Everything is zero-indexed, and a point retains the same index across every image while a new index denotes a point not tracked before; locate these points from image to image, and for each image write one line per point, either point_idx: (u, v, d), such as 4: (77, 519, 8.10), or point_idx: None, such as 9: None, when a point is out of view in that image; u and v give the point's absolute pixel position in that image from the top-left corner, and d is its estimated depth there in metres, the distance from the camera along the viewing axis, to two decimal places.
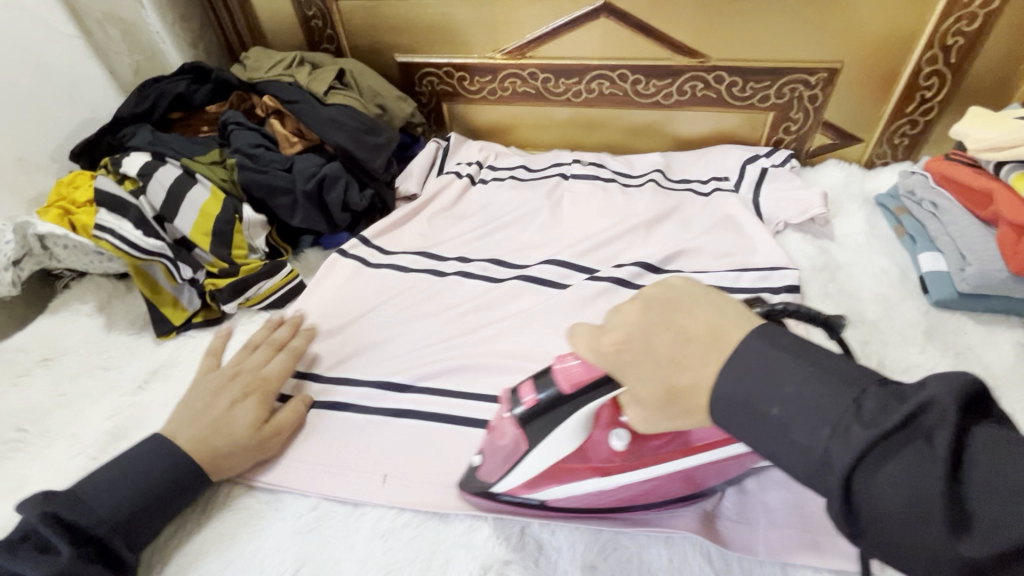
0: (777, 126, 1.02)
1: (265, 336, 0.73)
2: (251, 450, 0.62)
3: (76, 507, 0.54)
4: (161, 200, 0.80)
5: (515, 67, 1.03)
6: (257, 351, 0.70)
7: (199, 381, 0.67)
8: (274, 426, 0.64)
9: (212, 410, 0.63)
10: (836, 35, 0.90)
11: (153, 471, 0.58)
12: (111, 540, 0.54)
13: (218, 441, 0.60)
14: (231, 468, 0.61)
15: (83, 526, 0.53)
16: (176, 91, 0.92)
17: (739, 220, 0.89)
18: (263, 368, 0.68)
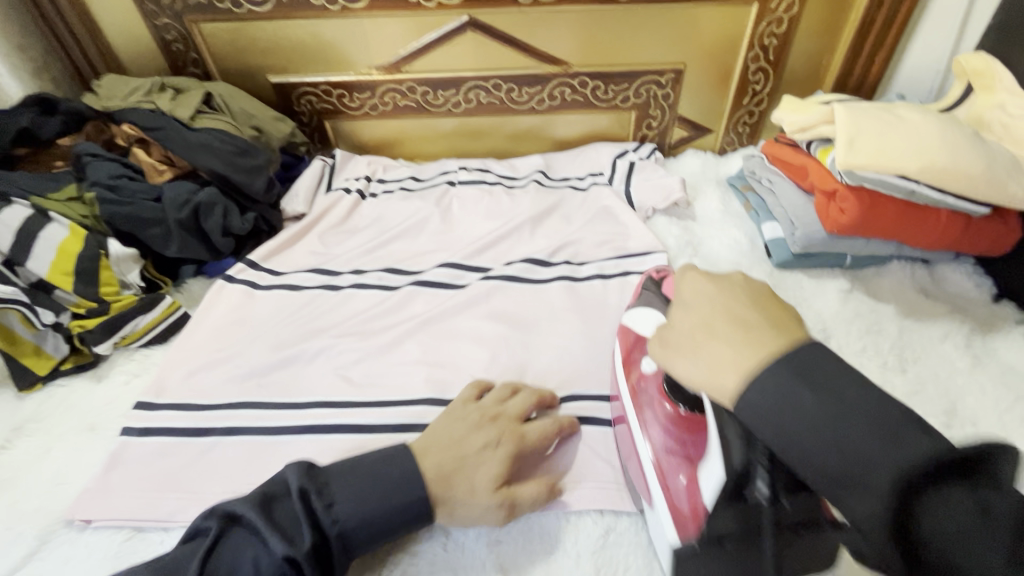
0: (641, 123, 1.13)
1: (527, 389, 0.67)
2: (461, 484, 0.56)
3: (315, 494, 0.53)
4: (8, 243, 0.73)
5: (393, 82, 1.06)
6: (511, 396, 0.66)
7: (452, 410, 0.63)
8: (511, 493, 0.57)
9: (461, 448, 0.58)
10: (676, 40, 1.01)
11: (418, 489, 0.55)
12: (342, 542, 0.52)
13: (417, 470, 0.56)
14: (452, 512, 0.56)
15: (328, 519, 0.51)
16: (20, 124, 0.85)
17: (614, 210, 0.98)
18: (517, 418, 0.63)
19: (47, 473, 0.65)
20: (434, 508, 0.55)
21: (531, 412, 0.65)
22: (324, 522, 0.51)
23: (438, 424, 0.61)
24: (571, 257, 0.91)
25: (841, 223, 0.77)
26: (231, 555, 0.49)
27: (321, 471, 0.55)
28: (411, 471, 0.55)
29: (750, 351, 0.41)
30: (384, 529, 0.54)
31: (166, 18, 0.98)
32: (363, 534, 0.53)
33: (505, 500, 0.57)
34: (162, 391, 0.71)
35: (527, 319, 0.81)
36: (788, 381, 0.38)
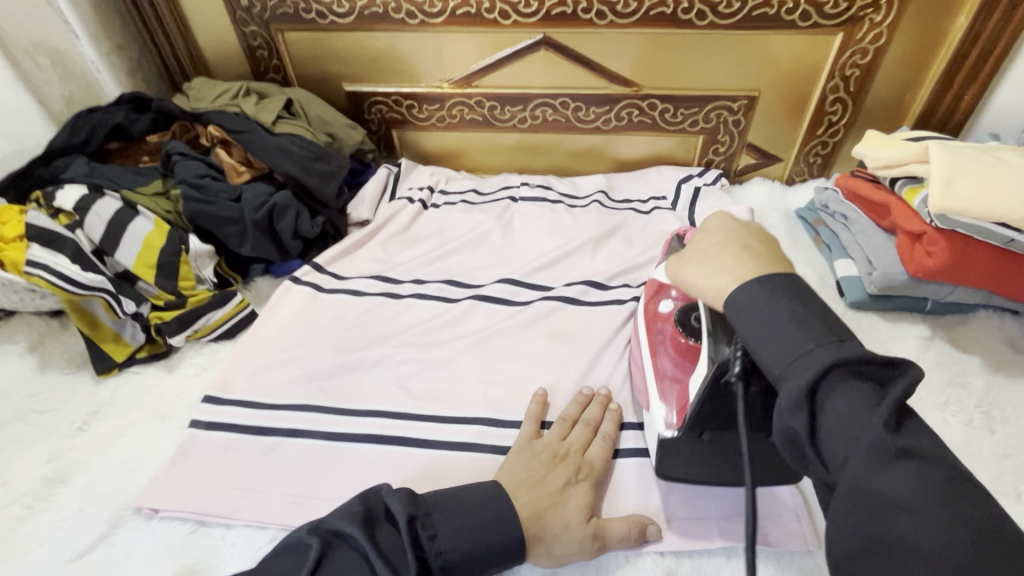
0: (708, 148, 1.11)
1: (581, 412, 0.68)
2: (554, 524, 0.56)
3: (427, 523, 0.52)
4: (100, 234, 0.78)
5: (462, 96, 1.08)
6: (571, 426, 0.67)
7: (521, 449, 0.64)
8: (600, 527, 0.58)
9: (546, 489, 0.59)
10: (753, 66, 0.99)
11: (511, 526, 0.54)
12: None
13: (510, 506, 0.55)
14: (552, 553, 0.56)
15: (427, 552, 0.50)
16: (115, 121, 0.90)
17: (677, 236, 0.96)
18: (583, 451, 0.64)
19: (119, 458, 0.67)
20: (529, 547, 0.55)
21: (589, 436, 0.65)
22: (426, 553, 0.50)
23: (519, 466, 0.61)
24: (632, 281, 0.89)
25: (926, 266, 0.74)
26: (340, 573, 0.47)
27: (423, 501, 0.53)
28: (510, 513, 0.55)
29: (847, 408, 0.37)
30: (490, 561, 0.53)
31: (254, 25, 1.03)
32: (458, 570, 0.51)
33: (597, 534, 0.57)
34: (229, 386, 0.73)
35: (585, 341, 0.79)
36: (886, 452, 0.34)
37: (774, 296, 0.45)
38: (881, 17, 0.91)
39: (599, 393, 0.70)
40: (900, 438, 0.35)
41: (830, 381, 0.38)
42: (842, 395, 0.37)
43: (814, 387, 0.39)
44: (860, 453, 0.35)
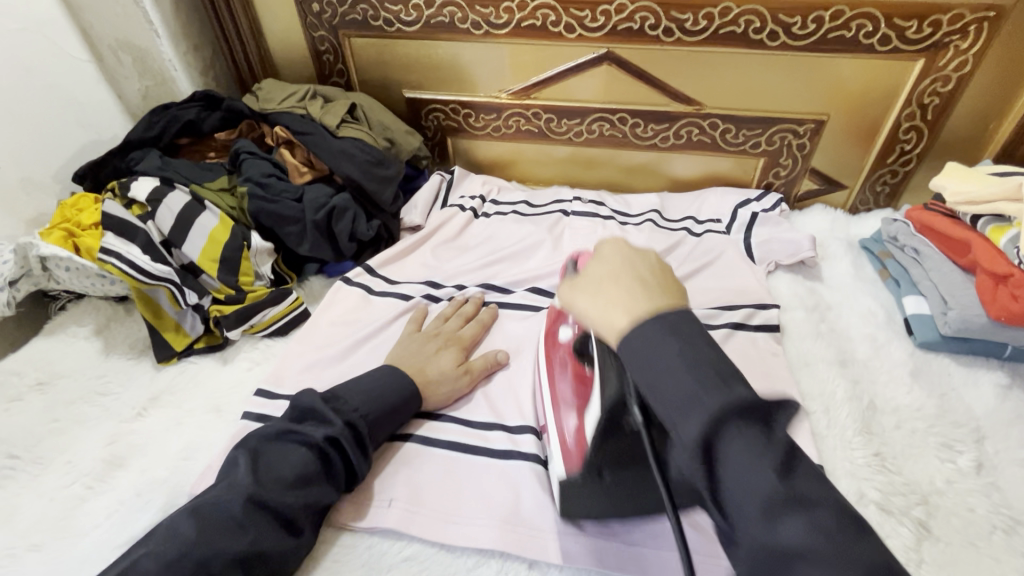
0: (768, 170, 1.07)
1: (456, 309, 0.82)
2: (434, 376, 0.70)
3: (341, 400, 0.62)
4: (169, 226, 0.81)
5: (520, 107, 1.08)
6: (446, 318, 0.81)
7: (403, 339, 0.77)
8: (471, 370, 0.73)
9: (419, 356, 0.73)
10: (823, 90, 0.96)
11: (400, 380, 0.67)
12: (360, 426, 0.61)
13: (399, 373, 0.68)
14: (440, 396, 0.70)
15: (343, 412, 0.61)
16: (187, 117, 0.94)
17: (732, 260, 0.93)
18: (456, 330, 0.78)
19: (174, 446, 0.69)
20: (422, 397, 0.69)
21: (459, 322, 0.80)
22: (346, 415, 0.61)
23: (402, 347, 0.74)
24: (686, 303, 0.86)
25: (1011, 311, 0.68)
26: (278, 458, 0.57)
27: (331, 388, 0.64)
28: (402, 376, 0.68)
29: (741, 457, 0.36)
30: (397, 410, 0.65)
31: (323, 30, 1.05)
32: (375, 418, 0.63)
33: (468, 374, 0.72)
34: (280, 381, 0.75)
35: None
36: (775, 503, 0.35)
37: (633, 284, 0.46)
38: (967, 44, 0.87)
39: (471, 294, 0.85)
40: (795, 482, 0.36)
41: (727, 426, 0.37)
42: (730, 427, 0.37)
43: (711, 437, 0.37)
44: (753, 498, 0.35)
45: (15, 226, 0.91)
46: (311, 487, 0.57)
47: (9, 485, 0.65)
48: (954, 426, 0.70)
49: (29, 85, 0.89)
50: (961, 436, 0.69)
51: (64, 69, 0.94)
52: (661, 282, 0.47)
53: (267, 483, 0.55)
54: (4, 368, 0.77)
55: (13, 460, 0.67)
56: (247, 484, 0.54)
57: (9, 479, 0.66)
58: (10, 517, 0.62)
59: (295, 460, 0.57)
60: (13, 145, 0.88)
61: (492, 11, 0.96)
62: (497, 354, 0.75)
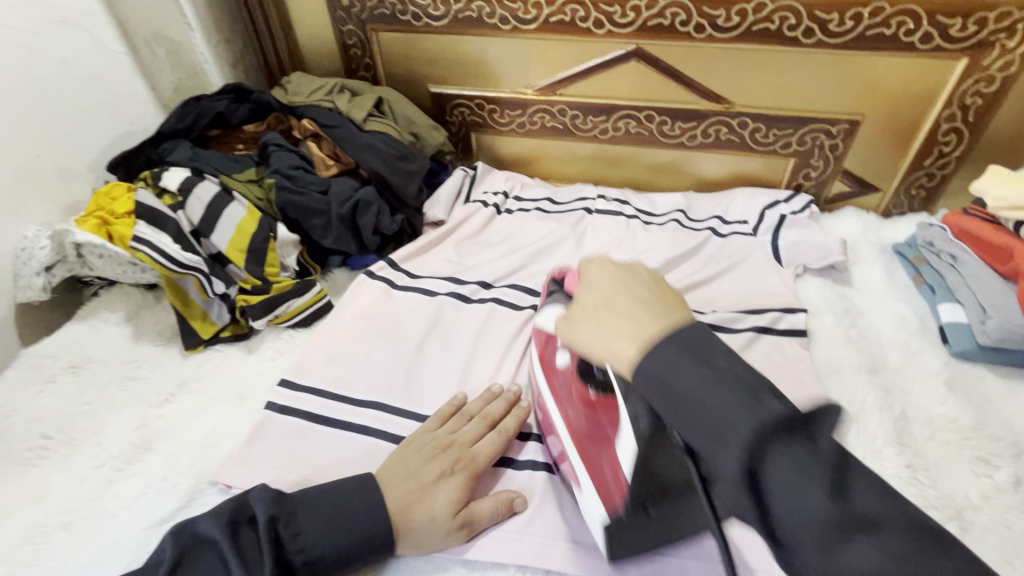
0: (798, 171, 1.05)
1: (484, 406, 0.68)
2: (420, 521, 0.56)
3: (291, 522, 0.53)
4: (199, 216, 0.82)
5: (546, 103, 1.07)
6: (467, 420, 0.66)
7: (412, 437, 0.64)
8: (468, 516, 0.58)
9: (416, 481, 0.58)
10: (859, 89, 0.93)
11: (378, 518, 0.55)
12: (297, 574, 0.52)
13: (378, 496, 0.57)
14: (416, 545, 0.56)
15: (286, 550, 0.52)
16: (217, 109, 0.95)
17: (759, 262, 0.91)
18: (472, 442, 0.63)
19: (200, 433, 0.70)
20: (394, 539, 0.55)
21: (480, 430, 0.65)
22: (286, 552, 0.52)
23: (405, 466, 0.60)
24: (710, 305, 0.85)
25: None
26: (201, 574, 0.49)
27: (288, 500, 0.55)
28: (371, 506, 0.56)
29: (693, 382, 0.37)
30: (355, 556, 0.54)
31: (351, 24, 1.06)
32: (325, 568, 0.53)
33: (464, 525, 0.57)
34: (302, 371, 0.75)
35: None
36: (734, 414, 0.35)
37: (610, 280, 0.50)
38: (1014, 43, 0.83)
39: (506, 392, 0.70)
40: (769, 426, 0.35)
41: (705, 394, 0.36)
42: (663, 342, 0.39)
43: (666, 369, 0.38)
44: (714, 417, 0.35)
45: (51, 213, 0.93)
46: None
47: (42, 465, 0.67)
48: (991, 439, 0.67)
49: (67, 76, 0.91)
50: (998, 450, 0.66)
51: (101, 61, 0.96)
52: (660, 293, 0.46)
53: None
54: (39, 351, 0.79)
55: (46, 440, 0.69)
56: None
57: (43, 459, 0.68)
58: (43, 496, 0.64)
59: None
60: (51, 134, 0.90)
61: (520, 6, 0.95)
62: (514, 500, 0.61)
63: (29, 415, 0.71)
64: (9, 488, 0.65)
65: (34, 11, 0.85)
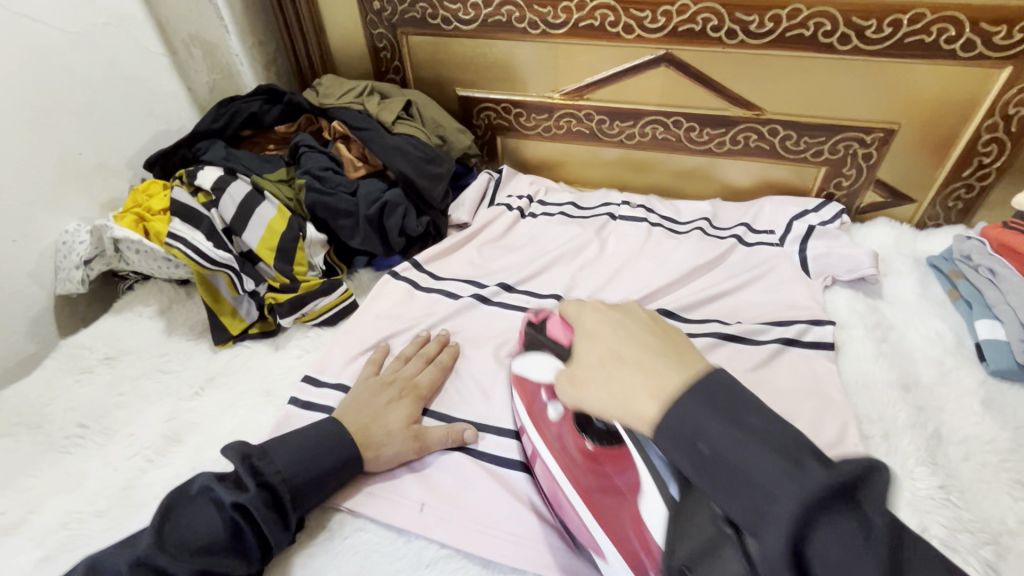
0: (829, 179, 1.03)
1: (417, 350, 0.76)
2: (379, 432, 0.64)
3: (265, 459, 0.58)
4: (232, 214, 0.84)
5: (572, 107, 1.07)
6: (405, 362, 0.75)
7: (360, 383, 0.71)
8: (420, 430, 0.66)
9: (370, 409, 0.66)
10: (895, 97, 0.91)
11: (342, 440, 0.62)
12: (281, 494, 0.56)
13: (339, 424, 0.63)
14: (379, 461, 0.63)
15: (263, 474, 0.56)
16: (250, 110, 0.97)
17: (786, 273, 0.89)
18: (414, 376, 0.72)
19: (227, 427, 0.72)
20: (361, 456, 0.62)
21: (419, 368, 0.74)
22: (266, 478, 0.56)
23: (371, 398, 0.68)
24: (736, 315, 0.84)
25: None
26: (191, 518, 0.53)
27: (257, 443, 0.59)
28: (341, 435, 0.62)
29: (733, 446, 0.35)
30: (328, 479, 0.60)
31: (382, 28, 1.08)
32: (301, 492, 0.58)
33: (417, 438, 0.65)
34: (327, 369, 0.76)
35: None
36: (792, 473, 0.33)
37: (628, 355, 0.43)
38: None
39: (440, 334, 0.79)
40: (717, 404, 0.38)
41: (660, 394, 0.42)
42: (687, 400, 0.38)
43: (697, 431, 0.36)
44: (765, 481, 0.33)
45: (91, 208, 0.96)
46: (219, 556, 0.52)
47: (78, 453, 0.69)
48: None
49: (111, 76, 0.95)
50: None
51: (141, 61, 0.99)
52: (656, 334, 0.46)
53: (175, 550, 0.51)
54: (77, 342, 0.82)
55: (82, 429, 0.71)
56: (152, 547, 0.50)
57: (79, 446, 0.70)
58: (78, 483, 0.66)
59: (207, 524, 0.53)
60: (94, 133, 0.94)
61: (550, 10, 0.95)
62: (463, 429, 0.67)
63: (66, 404, 0.74)
64: (46, 474, 0.67)
65: (80, 14, 0.88)
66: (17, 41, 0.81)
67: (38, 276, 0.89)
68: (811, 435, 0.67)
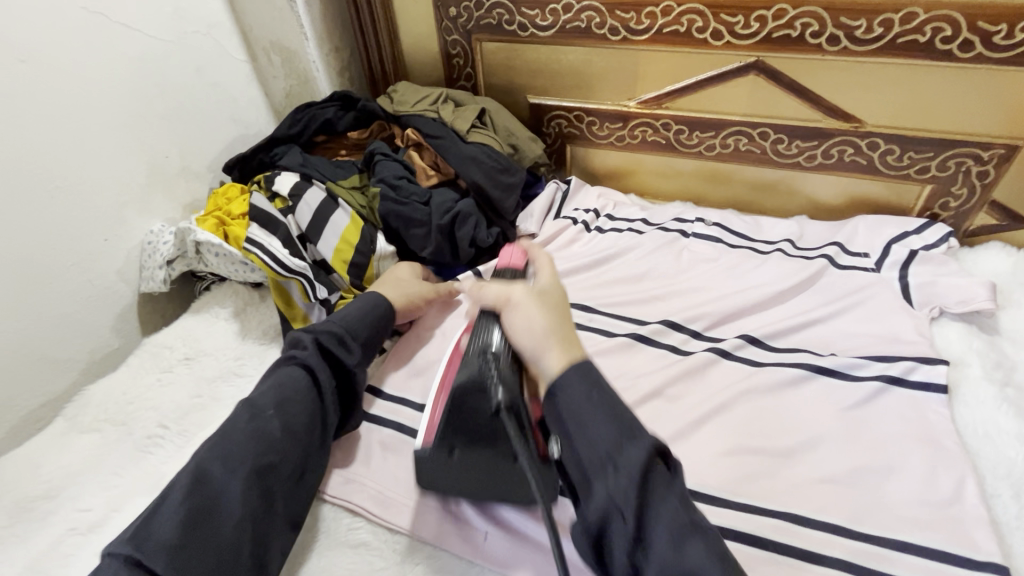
0: (934, 199, 0.93)
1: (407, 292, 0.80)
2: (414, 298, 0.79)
3: (269, 415, 0.57)
4: (308, 222, 0.84)
5: (649, 116, 1.02)
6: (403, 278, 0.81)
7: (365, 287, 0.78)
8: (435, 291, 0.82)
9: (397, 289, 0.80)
10: (1020, 111, 0.81)
11: (332, 382, 0.63)
12: (296, 443, 0.58)
13: (338, 325, 0.67)
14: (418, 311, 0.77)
15: (274, 429, 0.57)
16: (325, 116, 0.98)
17: (888, 301, 0.81)
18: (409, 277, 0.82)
19: None
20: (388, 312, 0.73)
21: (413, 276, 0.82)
22: (279, 429, 0.57)
23: (358, 304, 0.71)
24: (830, 346, 0.77)
25: None
26: (217, 489, 0.52)
27: (260, 400, 0.59)
28: (342, 351, 0.65)
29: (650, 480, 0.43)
30: (328, 417, 0.62)
31: (456, 34, 1.07)
32: (311, 441, 0.59)
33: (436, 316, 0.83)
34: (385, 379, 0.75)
35: (777, 413, 0.68)
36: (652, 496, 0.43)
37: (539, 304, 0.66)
38: None
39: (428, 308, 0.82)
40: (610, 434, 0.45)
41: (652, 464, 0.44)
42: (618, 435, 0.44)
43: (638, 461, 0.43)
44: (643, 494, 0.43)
45: (174, 210, 0.99)
46: (258, 520, 0.53)
47: (157, 453, 0.71)
48: None
49: (198, 81, 0.98)
50: None
51: (225, 68, 1.02)
52: None
53: (204, 532, 0.49)
54: (158, 341, 0.84)
55: (163, 429, 0.73)
56: (175, 535, 0.48)
57: (158, 447, 0.71)
58: (157, 485, 0.67)
59: (233, 492, 0.52)
60: (180, 137, 0.97)
61: (633, 16, 0.91)
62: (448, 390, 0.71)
63: (148, 403, 0.76)
64: (128, 474, 0.68)
65: (173, 23, 0.92)
66: (115, 49, 0.84)
67: (124, 275, 0.93)
68: (923, 489, 0.60)
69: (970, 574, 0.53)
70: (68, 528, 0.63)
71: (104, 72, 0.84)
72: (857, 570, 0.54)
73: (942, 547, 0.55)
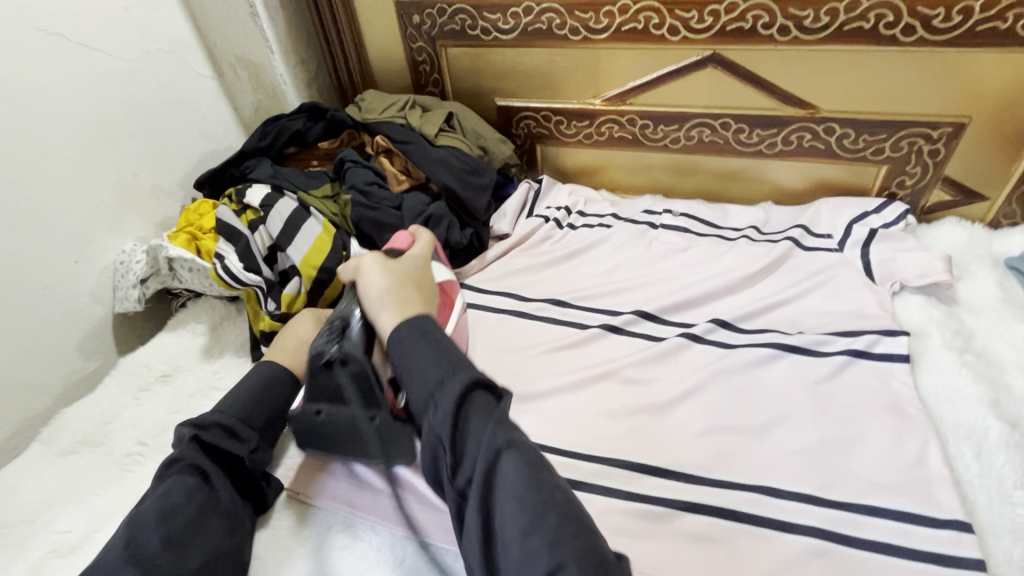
0: (891, 178, 0.97)
1: None
2: None
3: (149, 528, 0.51)
4: (279, 230, 0.85)
5: (614, 113, 1.04)
6: None
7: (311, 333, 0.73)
8: None
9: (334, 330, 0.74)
10: (964, 91, 0.85)
11: (221, 476, 0.58)
12: (187, 546, 0.51)
13: (224, 410, 0.62)
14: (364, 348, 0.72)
15: (157, 539, 0.50)
16: (295, 127, 0.99)
17: (851, 279, 0.84)
18: None
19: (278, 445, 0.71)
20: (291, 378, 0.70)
21: None
22: (165, 538, 0.50)
23: (249, 381, 0.66)
24: (797, 325, 0.79)
25: None
26: None
27: (135, 520, 0.52)
28: (230, 436, 0.60)
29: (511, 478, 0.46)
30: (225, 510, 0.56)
31: (421, 41, 1.08)
32: (210, 538, 0.53)
33: None
34: None
35: (748, 392, 0.70)
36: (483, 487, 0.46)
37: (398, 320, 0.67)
38: None
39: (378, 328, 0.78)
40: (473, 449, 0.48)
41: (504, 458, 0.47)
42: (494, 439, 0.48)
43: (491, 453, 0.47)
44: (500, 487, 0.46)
45: (146, 228, 0.99)
46: None
47: (138, 470, 0.70)
48: None
49: (164, 98, 0.98)
50: None
51: (191, 84, 1.03)
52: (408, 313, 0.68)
53: None
54: (135, 360, 0.84)
55: (142, 447, 0.73)
56: None
57: (138, 464, 0.71)
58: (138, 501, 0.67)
59: None
60: (148, 156, 0.97)
61: (592, 16, 0.94)
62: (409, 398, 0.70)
63: (127, 421, 0.76)
64: (108, 493, 0.68)
65: (135, 42, 0.92)
66: (78, 69, 0.84)
67: (97, 296, 0.92)
68: (889, 455, 0.62)
69: (934, 532, 0.55)
70: (48, 551, 0.62)
71: (66, 94, 0.83)
72: (826, 535, 0.56)
73: (907, 508, 0.57)
